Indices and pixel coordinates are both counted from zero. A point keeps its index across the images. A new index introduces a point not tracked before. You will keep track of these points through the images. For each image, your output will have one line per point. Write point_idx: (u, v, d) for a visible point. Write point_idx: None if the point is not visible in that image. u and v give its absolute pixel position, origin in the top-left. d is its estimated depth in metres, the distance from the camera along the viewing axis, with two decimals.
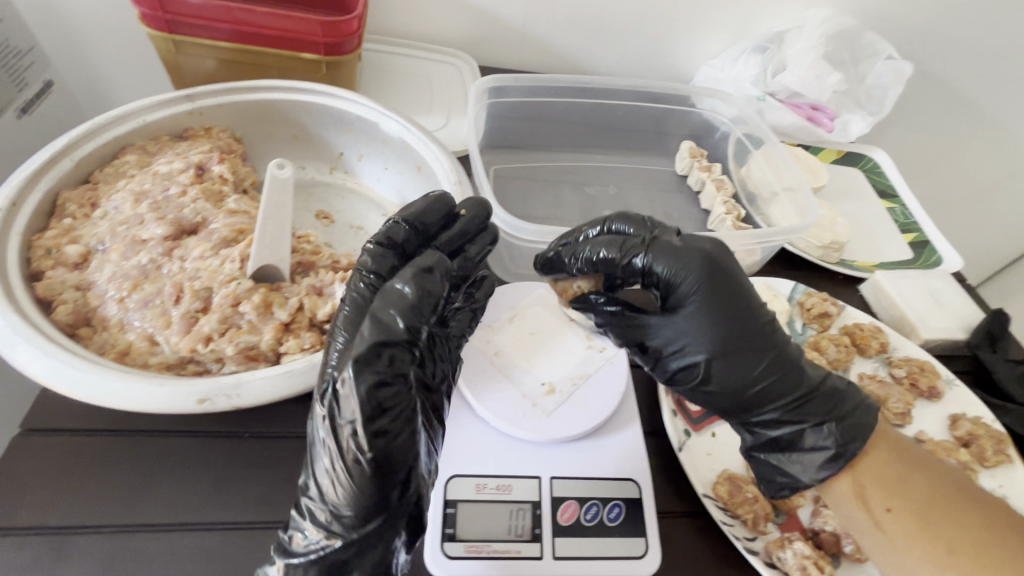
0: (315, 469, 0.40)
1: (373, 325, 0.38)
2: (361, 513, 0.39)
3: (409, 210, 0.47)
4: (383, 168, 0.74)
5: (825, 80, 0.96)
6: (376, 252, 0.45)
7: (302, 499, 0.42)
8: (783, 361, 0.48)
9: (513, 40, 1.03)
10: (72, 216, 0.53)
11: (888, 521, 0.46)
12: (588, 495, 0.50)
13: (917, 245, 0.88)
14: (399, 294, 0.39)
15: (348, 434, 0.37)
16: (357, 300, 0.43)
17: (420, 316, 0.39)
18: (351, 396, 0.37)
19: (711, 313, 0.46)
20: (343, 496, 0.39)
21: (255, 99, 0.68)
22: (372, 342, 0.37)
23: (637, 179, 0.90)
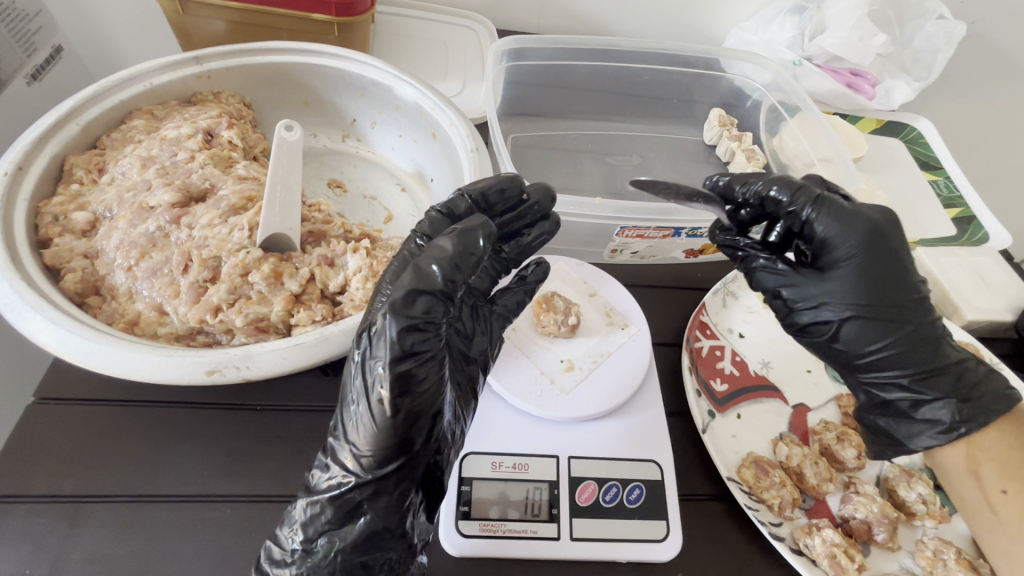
0: (345, 406, 0.38)
1: (412, 273, 0.36)
2: (381, 455, 0.36)
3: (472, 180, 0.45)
4: (397, 135, 0.71)
5: (868, 42, 0.89)
6: (434, 219, 0.43)
7: (331, 439, 0.39)
8: (935, 350, 0.47)
9: (532, 2, 0.97)
10: (80, 181, 0.51)
11: (1002, 502, 0.46)
12: (607, 476, 0.48)
13: (960, 221, 0.83)
14: (441, 249, 0.37)
15: (373, 374, 0.35)
16: (405, 253, 0.42)
17: (456, 273, 0.36)
18: (384, 338, 0.34)
19: (863, 276, 0.46)
20: (365, 436, 0.36)
21: (265, 61, 0.65)
22: (411, 290, 0.35)
23: (662, 148, 0.86)
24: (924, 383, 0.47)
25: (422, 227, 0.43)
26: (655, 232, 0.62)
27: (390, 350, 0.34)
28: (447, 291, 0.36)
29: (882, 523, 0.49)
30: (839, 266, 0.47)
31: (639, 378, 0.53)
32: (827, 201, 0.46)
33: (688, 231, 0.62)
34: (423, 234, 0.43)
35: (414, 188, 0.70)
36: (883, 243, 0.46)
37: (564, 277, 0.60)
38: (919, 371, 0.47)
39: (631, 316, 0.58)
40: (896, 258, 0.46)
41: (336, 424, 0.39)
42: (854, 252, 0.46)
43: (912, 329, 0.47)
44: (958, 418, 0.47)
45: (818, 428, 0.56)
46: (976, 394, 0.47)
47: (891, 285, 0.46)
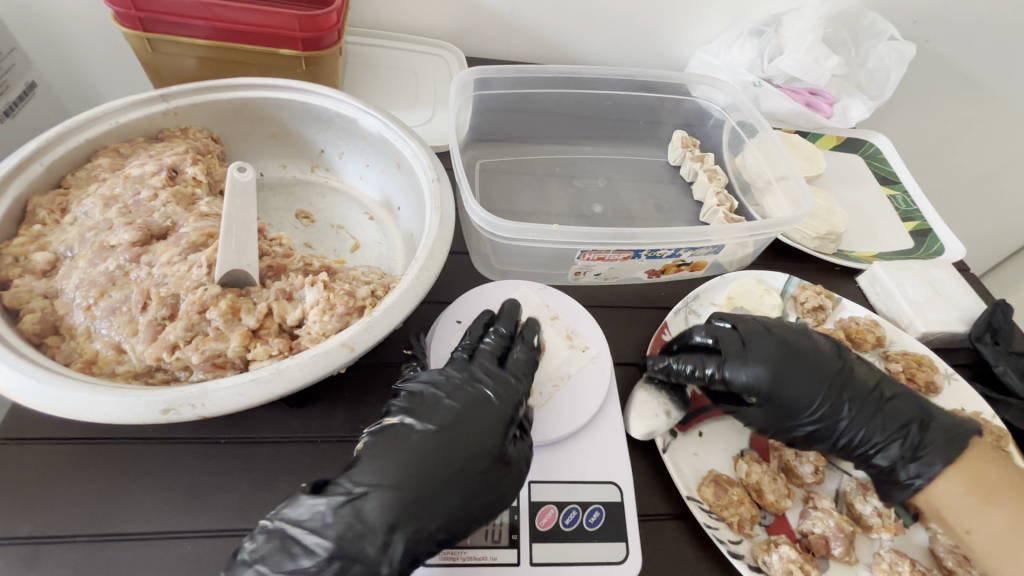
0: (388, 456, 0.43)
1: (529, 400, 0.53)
2: (421, 508, 0.41)
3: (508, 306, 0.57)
4: (364, 165, 0.72)
5: (824, 64, 0.93)
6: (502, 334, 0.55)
7: (339, 483, 0.42)
8: (887, 417, 0.54)
9: (501, 30, 1.00)
10: (42, 222, 0.52)
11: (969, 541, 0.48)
12: (567, 499, 0.49)
13: (917, 234, 0.86)
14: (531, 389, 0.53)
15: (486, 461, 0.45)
16: (483, 363, 0.51)
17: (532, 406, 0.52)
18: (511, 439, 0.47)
19: (799, 387, 0.54)
20: (408, 487, 0.42)
21: (232, 97, 0.67)
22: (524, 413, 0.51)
23: (628, 170, 0.88)
24: (886, 455, 0.53)
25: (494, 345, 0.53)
26: (616, 254, 0.64)
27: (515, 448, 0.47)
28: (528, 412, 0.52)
29: (839, 537, 0.50)
30: (772, 393, 0.54)
31: (598, 400, 0.54)
32: (723, 354, 0.55)
33: (648, 252, 0.65)
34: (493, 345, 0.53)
35: (382, 216, 0.71)
36: (783, 363, 0.55)
37: (528, 301, 0.61)
38: (876, 445, 0.53)
39: (592, 338, 0.59)
40: (809, 358, 0.56)
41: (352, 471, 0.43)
42: (773, 381, 0.54)
43: (867, 408, 0.54)
44: (911, 474, 0.52)
45: (777, 444, 0.57)
46: (924, 449, 0.52)
47: (821, 382, 0.55)
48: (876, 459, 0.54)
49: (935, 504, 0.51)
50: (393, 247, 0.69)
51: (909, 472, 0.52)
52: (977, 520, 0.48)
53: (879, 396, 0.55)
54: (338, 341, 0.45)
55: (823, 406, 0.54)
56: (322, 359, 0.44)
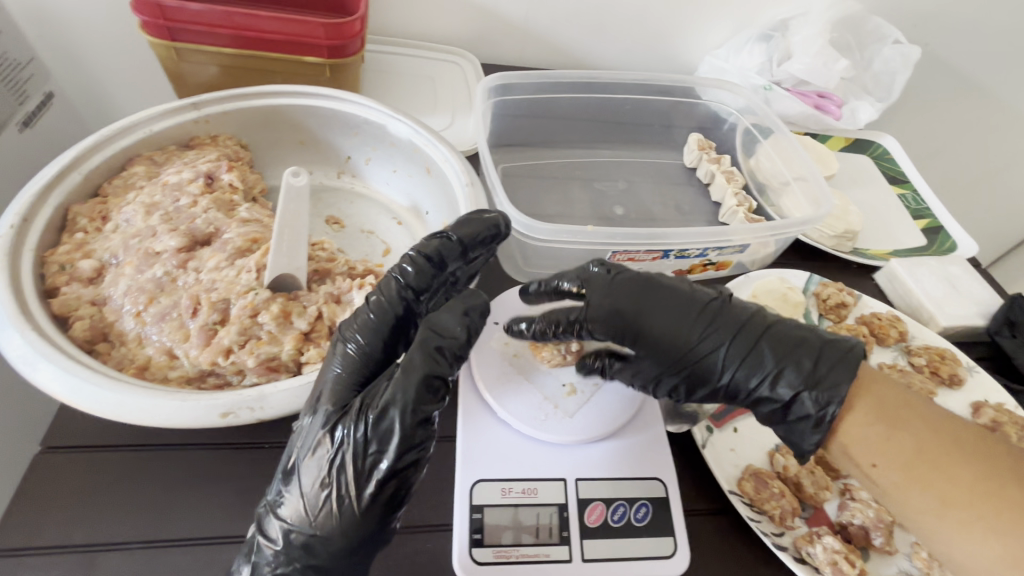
0: (302, 488, 0.41)
1: (424, 357, 0.41)
2: (352, 543, 0.40)
3: (458, 226, 0.50)
4: (391, 171, 0.73)
5: (832, 67, 0.95)
6: (422, 261, 0.48)
7: (274, 517, 0.41)
8: (782, 350, 0.48)
9: (514, 36, 1.02)
10: (84, 230, 0.52)
11: (877, 474, 0.46)
12: (615, 496, 0.49)
13: (929, 231, 0.87)
14: (453, 333, 0.43)
15: (372, 458, 0.40)
16: (383, 305, 0.45)
17: (453, 361, 0.42)
18: (393, 431, 0.40)
19: (715, 330, 0.50)
20: (331, 525, 0.40)
21: (262, 105, 0.67)
22: (420, 378, 0.40)
23: (646, 173, 0.90)
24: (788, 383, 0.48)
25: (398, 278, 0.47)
26: (645, 254, 0.66)
27: (399, 442, 0.40)
28: (453, 366, 0.42)
29: (879, 527, 0.51)
30: (682, 340, 0.50)
31: (636, 402, 0.55)
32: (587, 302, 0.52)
33: (676, 253, 0.66)
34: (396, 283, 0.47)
35: (410, 221, 0.72)
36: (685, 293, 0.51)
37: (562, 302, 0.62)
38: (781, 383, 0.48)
39: None
40: (712, 301, 0.52)
41: (281, 502, 0.41)
42: (687, 323, 0.50)
43: (775, 346, 0.49)
44: (809, 400, 0.47)
45: None
46: (823, 378, 0.47)
47: (724, 322, 0.50)
48: (756, 392, 0.49)
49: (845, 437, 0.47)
50: None
51: (818, 404, 0.47)
52: (885, 451, 0.45)
53: (777, 332, 0.50)
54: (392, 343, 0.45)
55: (742, 346, 0.49)
56: (376, 362, 0.44)
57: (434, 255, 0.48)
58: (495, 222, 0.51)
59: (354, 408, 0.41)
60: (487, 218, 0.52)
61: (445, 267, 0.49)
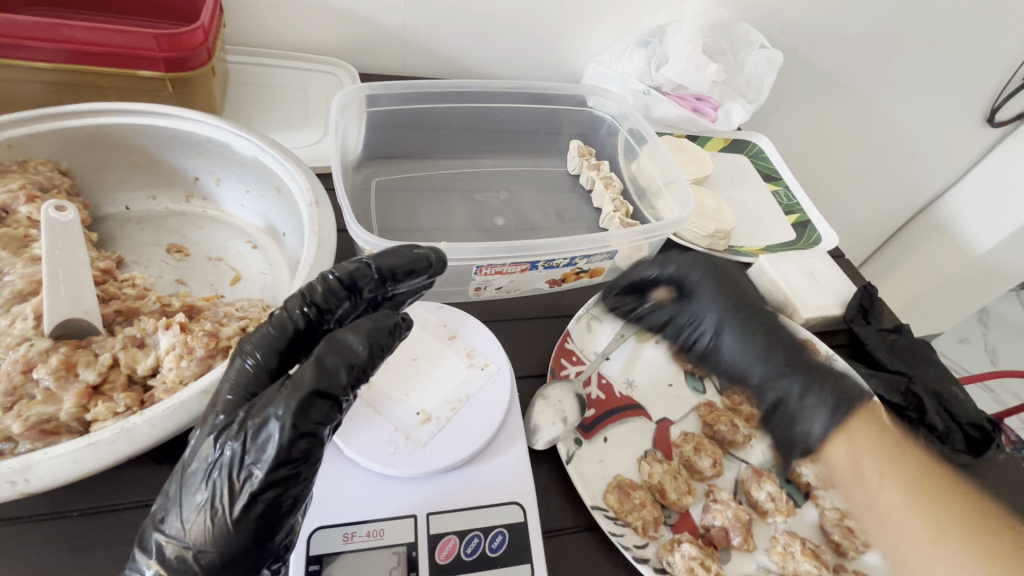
0: (185, 499, 0.37)
1: (314, 371, 0.36)
2: (226, 560, 0.37)
3: (385, 254, 0.45)
4: (244, 191, 0.68)
5: (704, 72, 0.98)
6: (336, 282, 0.42)
7: (156, 531, 0.38)
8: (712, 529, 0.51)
9: (395, 45, 0.99)
10: None
11: None
12: (469, 527, 0.47)
13: (798, 226, 0.92)
14: (352, 350, 0.38)
15: (247, 471, 0.36)
16: (282, 320, 0.41)
17: (348, 382, 0.38)
18: (270, 442, 0.36)
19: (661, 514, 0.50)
20: (206, 543, 0.36)
21: (80, 125, 0.60)
22: (304, 390, 0.36)
23: (529, 181, 0.89)
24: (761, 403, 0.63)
25: (302, 291, 0.42)
26: (513, 267, 0.64)
27: (274, 455, 0.36)
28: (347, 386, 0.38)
29: (737, 527, 0.51)
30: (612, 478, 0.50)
31: (496, 422, 0.52)
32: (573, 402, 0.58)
33: (544, 263, 0.65)
34: (302, 298, 0.41)
35: (267, 244, 0.67)
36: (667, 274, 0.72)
37: (423, 323, 0.58)
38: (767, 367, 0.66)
39: (492, 355, 0.57)
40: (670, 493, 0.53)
41: (166, 515, 0.38)
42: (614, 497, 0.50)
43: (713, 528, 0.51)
44: None
45: (679, 441, 0.59)
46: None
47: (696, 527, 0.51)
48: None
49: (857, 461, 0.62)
50: (280, 276, 0.64)
51: None
52: None
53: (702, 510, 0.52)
54: (198, 390, 0.40)
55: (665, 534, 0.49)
56: (177, 411, 0.40)
57: (346, 279, 0.43)
58: (427, 256, 0.47)
59: (239, 419, 0.38)
60: (419, 252, 0.46)
61: (357, 293, 0.44)
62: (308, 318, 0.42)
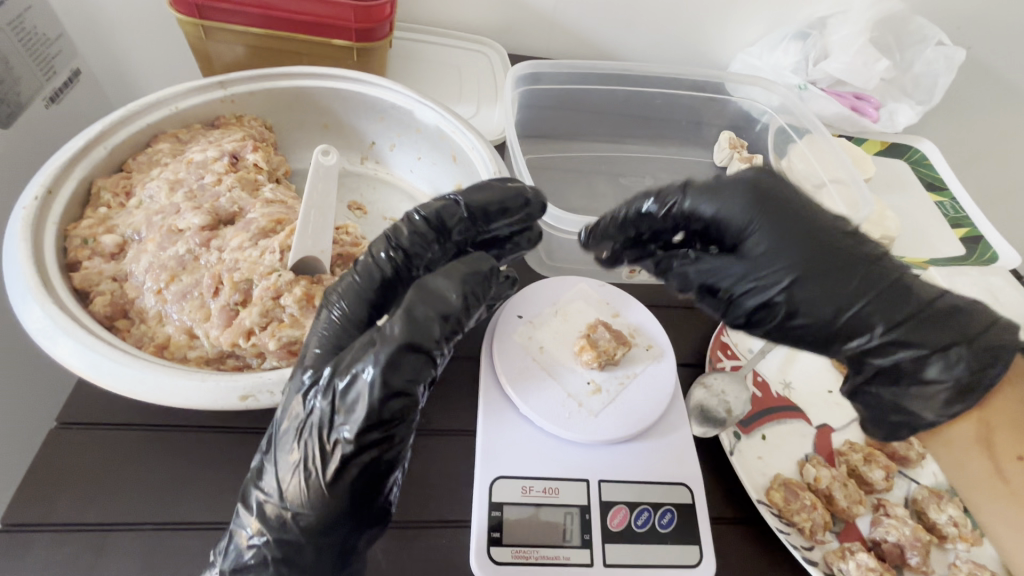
0: (279, 459, 0.39)
1: (405, 325, 0.36)
2: (327, 523, 0.38)
3: (471, 191, 0.48)
4: (416, 158, 0.72)
5: (872, 67, 0.92)
6: (423, 223, 0.46)
7: (257, 485, 0.40)
8: None
9: (543, 27, 1.00)
10: (108, 205, 0.52)
11: (1015, 471, 0.42)
12: (639, 500, 0.48)
13: (968, 241, 0.84)
14: (446, 299, 0.38)
15: (336, 430, 0.37)
16: (370, 270, 0.44)
17: (441, 332, 0.37)
18: (360, 401, 0.36)
19: None
20: (305, 504, 0.38)
21: (288, 86, 0.66)
22: (396, 346, 0.36)
23: (674, 170, 0.87)
24: (903, 340, 0.42)
25: (396, 234, 0.45)
26: None
27: (363, 414, 0.36)
28: (442, 341, 0.37)
29: (915, 546, 0.48)
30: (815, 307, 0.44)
31: (663, 402, 0.52)
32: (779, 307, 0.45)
33: None
34: (389, 243, 0.45)
35: None
36: (774, 199, 0.45)
37: (588, 296, 0.59)
38: (863, 302, 0.42)
39: (655, 336, 0.57)
40: None
41: (262, 472, 0.40)
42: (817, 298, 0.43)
43: None
44: None
45: (843, 449, 0.56)
46: None
47: None
48: None
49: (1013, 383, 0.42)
50: None
51: None
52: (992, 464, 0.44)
53: None
54: None
55: None
56: None
57: (435, 218, 0.47)
58: (519, 193, 0.50)
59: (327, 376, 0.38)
60: (513, 188, 0.50)
61: (445, 233, 0.47)
62: (395, 263, 0.44)
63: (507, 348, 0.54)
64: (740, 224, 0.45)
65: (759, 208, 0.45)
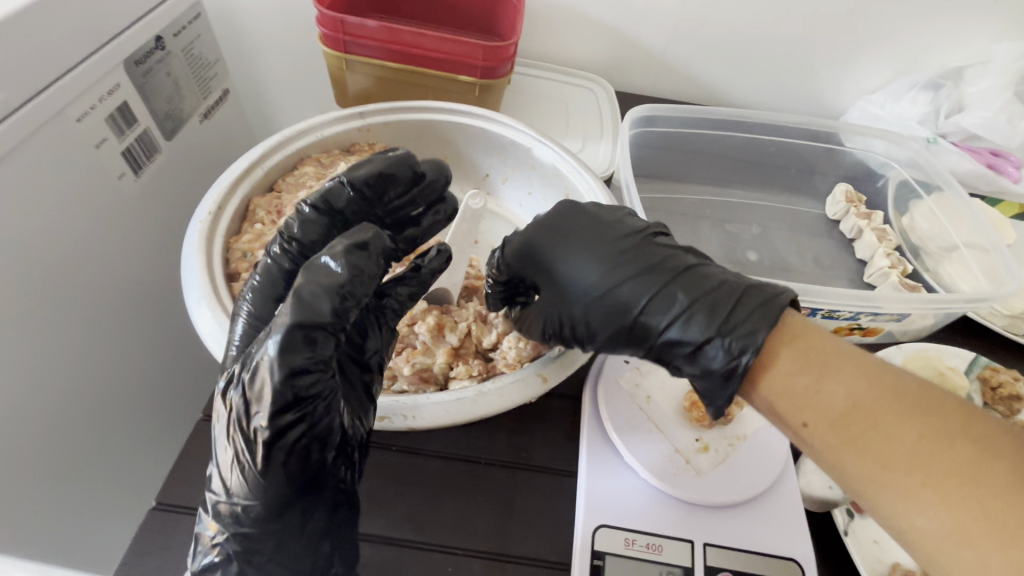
0: (219, 457, 0.38)
1: (295, 303, 0.33)
2: (270, 510, 0.38)
3: (354, 168, 0.46)
4: (526, 193, 0.74)
5: (1016, 125, 0.87)
6: (311, 212, 0.44)
7: (209, 491, 0.39)
8: None
9: (652, 67, 1.01)
10: (262, 221, 0.58)
11: (809, 434, 0.38)
12: (746, 570, 0.46)
13: None
14: (331, 273, 0.34)
15: (253, 422, 0.34)
16: (270, 267, 0.42)
17: (335, 306, 0.34)
18: (266, 389, 0.33)
19: None
20: (249, 496, 0.37)
21: (419, 119, 0.71)
22: (286, 328, 0.32)
23: (782, 219, 0.85)
24: (696, 325, 0.42)
25: (307, 223, 0.44)
26: None
27: (271, 400, 0.33)
28: (339, 312, 0.34)
29: None
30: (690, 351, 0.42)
31: (776, 469, 0.51)
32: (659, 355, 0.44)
33: (825, 312, 0.63)
34: (282, 236, 0.43)
35: None
36: (571, 227, 0.47)
37: None
38: (685, 302, 0.42)
39: None
40: None
41: (213, 476, 0.39)
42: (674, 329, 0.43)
43: None
44: None
45: None
46: None
47: None
48: None
49: (772, 390, 0.40)
50: None
51: None
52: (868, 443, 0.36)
53: None
54: (534, 370, 0.47)
55: None
56: (520, 386, 0.46)
57: (322, 205, 0.44)
58: (406, 165, 0.48)
59: (241, 368, 0.36)
60: (391, 157, 0.47)
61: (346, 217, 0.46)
62: (291, 255, 0.43)
63: (614, 394, 0.54)
64: (544, 253, 0.47)
65: (557, 236, 0.47)
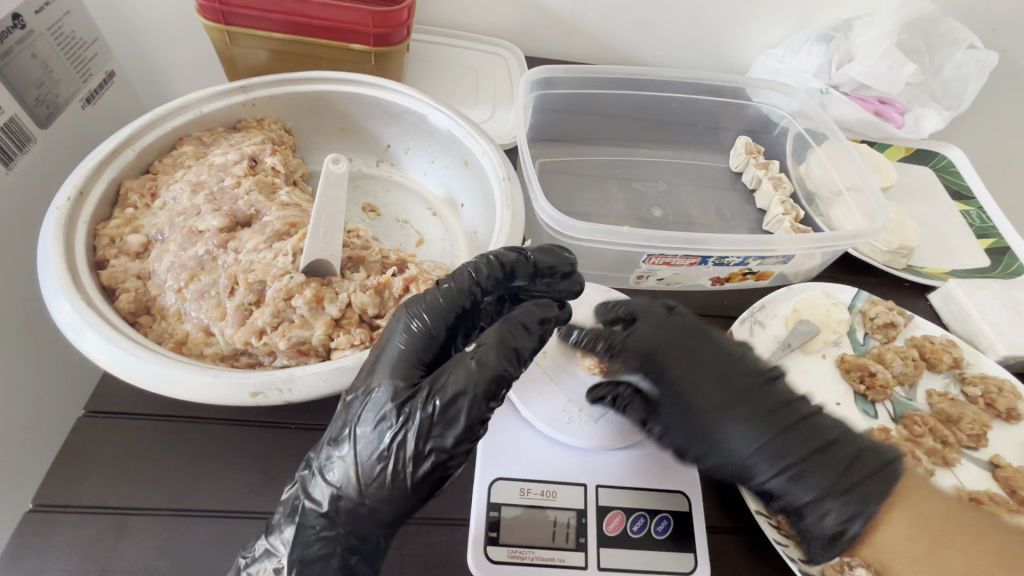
0: (356, 457, 0.40)
1: (500, 354, 0.40)
2: (394, 517, 0.40)
3: (542, 251, 0.50)
4: (429, 161, 0.73)
5: (898, 71, 0.90)
6: (498, 264, 0.47)
7: (323, 482, 0.40)
8: None
9: (560, 30, 1.00)
10: (134, 205, 0.55)
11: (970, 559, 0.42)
12: (636, 506, 0.48)
13: (993, 251, 0.81)
14: (526, 338, 0.42)
15: (426, 441, 0.38)
16: (454, 295, 0.45)
17: (522, 366, 0.42)
18: (459, 420, 0.39)
19: None
20: (380, 499, 0.39)
21: (308, 91, 0.68)
22: (496, 375, 0.39)
23: (688, 175, 0.87)
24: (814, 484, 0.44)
25: (481, 272, 0.46)
26: (682, 259, 0.63)
27: (464, 431, 0.39)
28: (520, 369, 0.42)
29: None
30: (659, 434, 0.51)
31: None
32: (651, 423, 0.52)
33: (715, 259, 0.64)
34: (470, 272, 0.46)
35: (445, 213, 0.72)
36: (687, 338, 0.51)
37: (593, 302, 0.60)
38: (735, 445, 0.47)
39: None
40: None
41: (328, 468, 0.41)
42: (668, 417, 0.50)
43: None
44: None
45: None
46: None
47: None
48: None
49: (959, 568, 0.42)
50: (456, 244, 0.70)
51: None
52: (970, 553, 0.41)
53: None
54: None
55: None
56: None
57: (508, 265, 0.47)
58: (570, 260, 0.51)
59: (422, 391, 0.40)
60: (565, 255, 0.51)
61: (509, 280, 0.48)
62: (466, 293, 0.45)
63: None
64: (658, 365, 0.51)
65: (679, 348, 0.51)
